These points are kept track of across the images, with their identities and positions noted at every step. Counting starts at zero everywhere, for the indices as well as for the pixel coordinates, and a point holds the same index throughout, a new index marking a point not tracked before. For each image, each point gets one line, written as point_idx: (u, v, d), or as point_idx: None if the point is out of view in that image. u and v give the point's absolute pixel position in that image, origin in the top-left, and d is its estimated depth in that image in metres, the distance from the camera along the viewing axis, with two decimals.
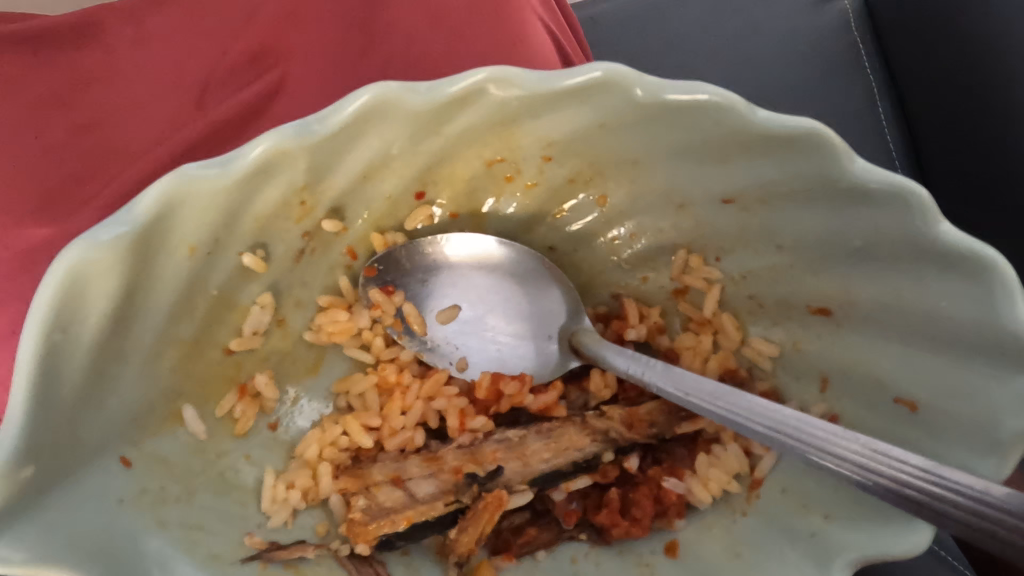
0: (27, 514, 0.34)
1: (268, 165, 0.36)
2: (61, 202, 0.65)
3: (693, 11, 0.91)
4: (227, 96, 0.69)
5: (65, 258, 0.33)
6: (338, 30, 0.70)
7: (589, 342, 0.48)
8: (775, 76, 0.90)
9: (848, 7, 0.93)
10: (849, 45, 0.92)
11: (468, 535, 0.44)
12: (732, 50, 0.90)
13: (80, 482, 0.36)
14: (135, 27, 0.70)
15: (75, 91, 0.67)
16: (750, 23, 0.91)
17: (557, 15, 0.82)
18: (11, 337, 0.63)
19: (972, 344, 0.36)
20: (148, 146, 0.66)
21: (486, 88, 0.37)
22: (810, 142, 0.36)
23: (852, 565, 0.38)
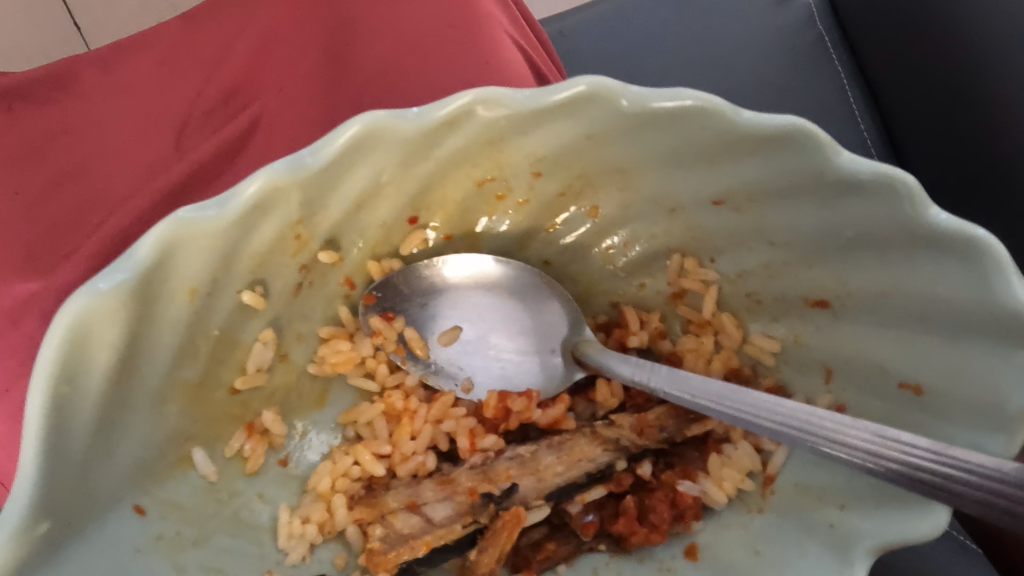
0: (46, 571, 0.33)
1: (263, 202, 0.36)
2: (46, 254, 0.64)
3: (661, 18, 0.93)
4: (206, 136, 0.70)
5: (68, 310, 0.33)
6: (315, 68, 0.72)
7: (592, 352, 0.48)
8: (748, 76, 0.91)
9: (811, 4, 0.95)
10: (815, 41, 0.94)
11: (489, 555, 0.44)
12: (704, 52, 0.91)
13: (97, 534, 0.36)
14: (110, 76, 0.71)
15: (52, 142, 0.68)
16: (719, 26, 0.92)
17: (528, 33, 0.83)
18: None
19: (971, 324, 0.37)
20: (130, 191, 0.67)
21: (474, 109, 0.37)
22: (793, 138, 0.37)
23: (872, 553, 0.38)
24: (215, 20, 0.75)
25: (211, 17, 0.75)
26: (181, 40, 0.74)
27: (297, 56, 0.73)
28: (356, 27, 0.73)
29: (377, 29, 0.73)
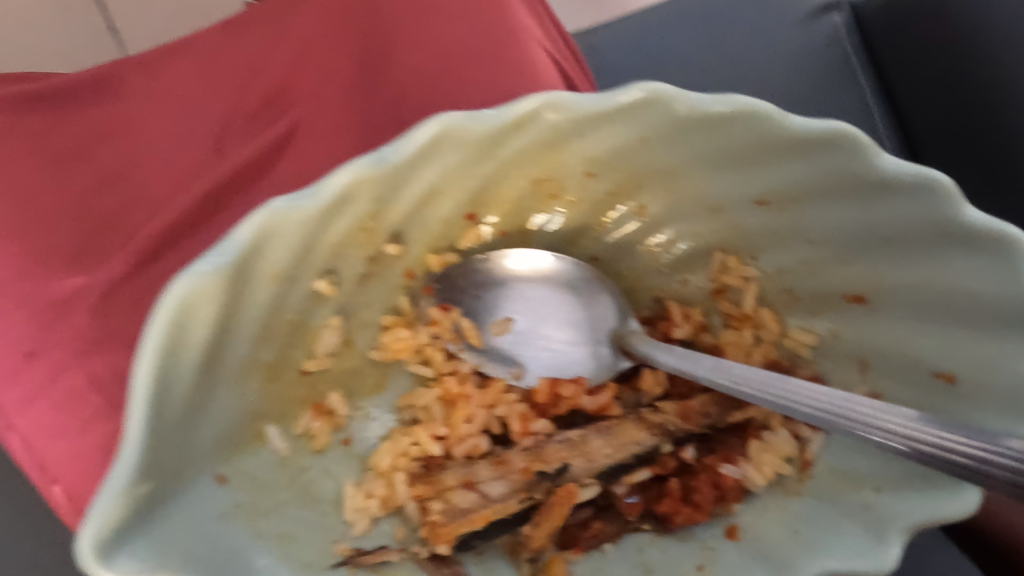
0: (143, 531, 0.35)
1: (348, 194, 0.39)
2: (95, 249, 0.67)
3: (691, 32, 0.96)
4: (246, 140, 0.73)
5: (174, 290, 0.36)
6: (359, 74, 0.75)
7: (638, 343, 0.51)
8: (775, 89, 0.94)
9: (839, 22, 0.98)
10: (842, 58, 0.97)
11: (542, 530, 0.48)
12: (733, 66, 0.94)
13: (185, 499, 0.38)
14: (155, 80, 0.74)
15: (97, 142, 0.71)
16: (749, 39, 0.95)
17: (559, 44, 0.86)
18: (46, 385, 0.63)
19: (1001, 317, 0.40)
20: (173, 191, 0.70)
21: (540, 112, 0.40)
22: (837, 142, 0.39)
23: (908, 531, 0.41)
24: (255, 28, 0.78)
25: (251, 24, 0.78)
26: (220, 45, 0.77)
27: (342, 64, 0.76)
28: (400, 34, 0.77)
29: (420, 37, 0.76)
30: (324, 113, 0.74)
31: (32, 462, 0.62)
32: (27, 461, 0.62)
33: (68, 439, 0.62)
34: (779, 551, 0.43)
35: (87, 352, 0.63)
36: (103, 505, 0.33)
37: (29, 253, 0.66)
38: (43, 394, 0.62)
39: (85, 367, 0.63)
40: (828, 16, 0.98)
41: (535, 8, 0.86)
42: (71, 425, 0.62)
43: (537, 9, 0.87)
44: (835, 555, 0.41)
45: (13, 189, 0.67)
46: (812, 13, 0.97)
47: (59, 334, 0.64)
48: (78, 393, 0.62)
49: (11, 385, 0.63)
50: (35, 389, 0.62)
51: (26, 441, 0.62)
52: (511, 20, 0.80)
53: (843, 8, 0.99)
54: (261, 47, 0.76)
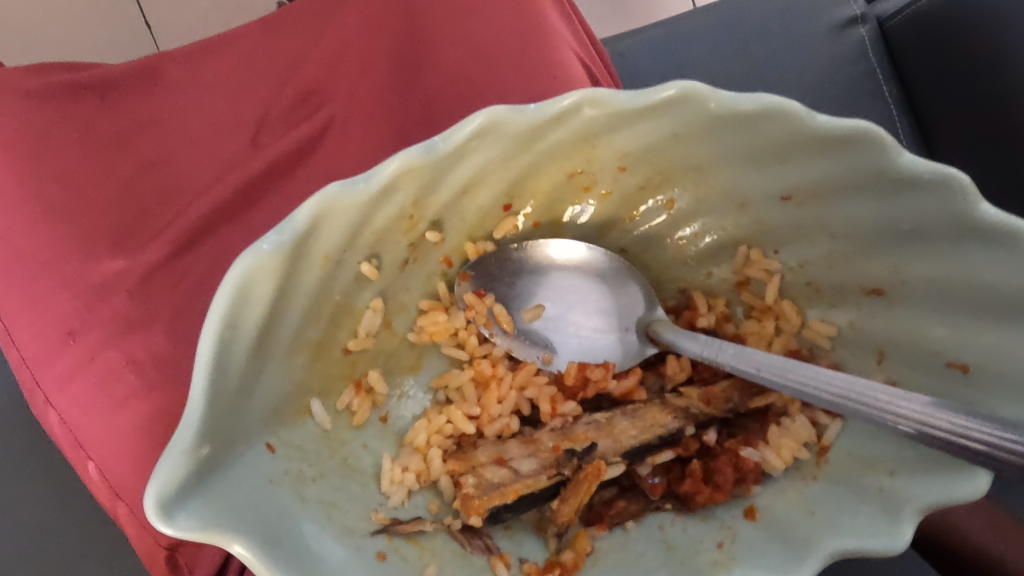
0: (202, 490, 0.38)
1: (397, 180, 0.42)
2: (136, 233, 0.70)
3: (718, 41, 1.00)
4: (281, 134, 0.77)
5: (239, 266, 0.39)
6: (394, 72, 0.78)
7: (664, 330, 0.54)
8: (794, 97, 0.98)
9: (866, 35, 1.02)
10: (867, 73, 1.02)
11: (569, 505, 0.50)
12: (759, 75, 0.99)
13: (238, 463, 0.41)
14: (193, 73, 0.77)
15: (139, 131, 0.73)
16: (773, 49, 1.00)
17: (588, 48, 0.88)
18: (86, 363, 0.66)
19: (1013, 308, 0.42)
20: (210, 181, 0.74)
21: (581, 108, 0.43)
22: (860, 140, 0.42)
23: (919, 513, 0.43)
24: (293, 26, 0.81)
25: (292, 22, 0.81)
26: (257, 40, 0.80)
27: (377, 60, 0.79)
28: (435, 32, 0.79)
29: (454, 36, 0.78)
30: (359, 108, 0.77)
31: (68, 438, 0.68)
32: (63, 437, 0.68)
33: (105, 415, 0.65)
34: (796, 530, 0.45)
35: (124, 333, 0.67)
36: (168, 466, 0.36)
37: (71, 236, 0.69)
38: (81, 373, 0.66)
39: (123, 348, 0.66)
40: (856, 29, 1.02)
41: (564, 9, 0.88)
42: (109, 404, 0.65)
43: (566, 10, 0.89)
44: (846, 533, 0.43)
45: (57, 173, 0.70)
46: (840, 26, 1.02)
47: (98, 316, 0.67)
48: (113, 373, 0.65)
49: (55, 362, 0.67)
50: (74, 367, 0.66)
51: (64, 419, 0.67)
52: (544, 20, 0.81)
53: (868, 22, 1.03)
54: (300, 46, 0.80)
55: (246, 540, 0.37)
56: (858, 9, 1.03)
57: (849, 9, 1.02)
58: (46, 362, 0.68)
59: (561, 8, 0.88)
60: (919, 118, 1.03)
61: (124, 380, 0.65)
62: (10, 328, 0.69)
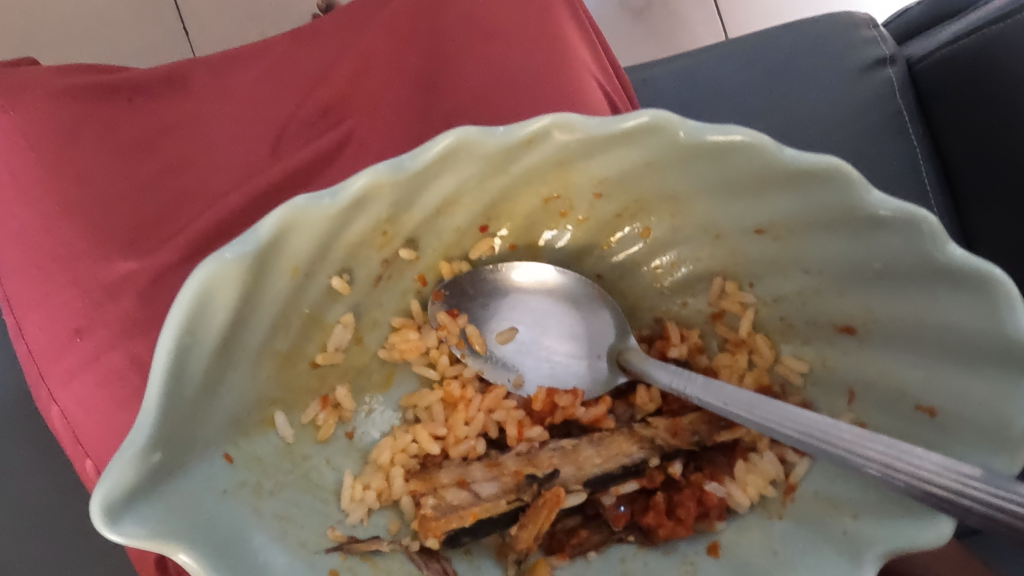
0: (149, 500, 0.37)
1: (366, 196, 0.42)
2: (149, 236, 0.70)
3: (741, 76, 1.01)
4: (303, 144, 0.76)
5: (199, 273, 0.39)
6: (404, 91, 0.78)
7: (635, 360, 0.53)
8: (810, 130, 1.00)
9: (894, 77, 1.01)
10: (894, 113, 1.01)
11: (527, 532, 0.49)
12: (779, 111, 1.00)
13: (190, 472, 0.40)
14: (222, 81, 0.78)
15: (163, 136, 0.73)
16: (794, 87, 1.01)
17: (612, 78, 0.88)
18: (90, 361, 0.66)
19: (984, 354, 0.41)
20: (228, 189, 0.73)
21: (551, 132, 0.43)
22: (828, 175, 0.42)
23: (881, 558, 0.42)
24: (321, 44, 0.81)
25: (320, 38, 0.82)
26: (288, 53, 0.81)
27: (393, 78, 0.79)
28: (452, 58, 0.79)
29: (470, 61, 0.79)
30: (369, 128, 0.77)
31: (69, 435, 0.68)
32: (63, 433, 0.68)
33: (109, 414, 0.66)
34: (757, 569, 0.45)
35: (131, 333, 0.67)
36: (115, 471, 0.36)
37: (85, 235, 0.68)
38: (85, 370, 0.66)
39: (128, 347, 0.66)
40: (884, 70, 1.01)
41: (589, 36, 0.89)
42: (109, 402, 0.65)
43: (590, 36, 0.89)
44: None
45: (77, 174, 0.69)
46: (867, 68, 1.01)
47: (106, 315, 0.67)
48: (117, 371, 0.65)
49: (60, 358, 0.67)
50: (78, 364, 0.67)
51: (65, 414, 0.67)
52: (564, 53, 0.81)
53: (897, 63, 1.02)
54: (325, 61, 0.80)
55: (194, 551, 0.37)
56: (887, 50, 1.02)
57: (879, 49, 1.01)
58: (52, 358, 0.68)
59: (584, 31, 0.88)
60: (946, 162, 1.03)
61: (126, 380, 0.65)
62: (18, 319, 0.70)
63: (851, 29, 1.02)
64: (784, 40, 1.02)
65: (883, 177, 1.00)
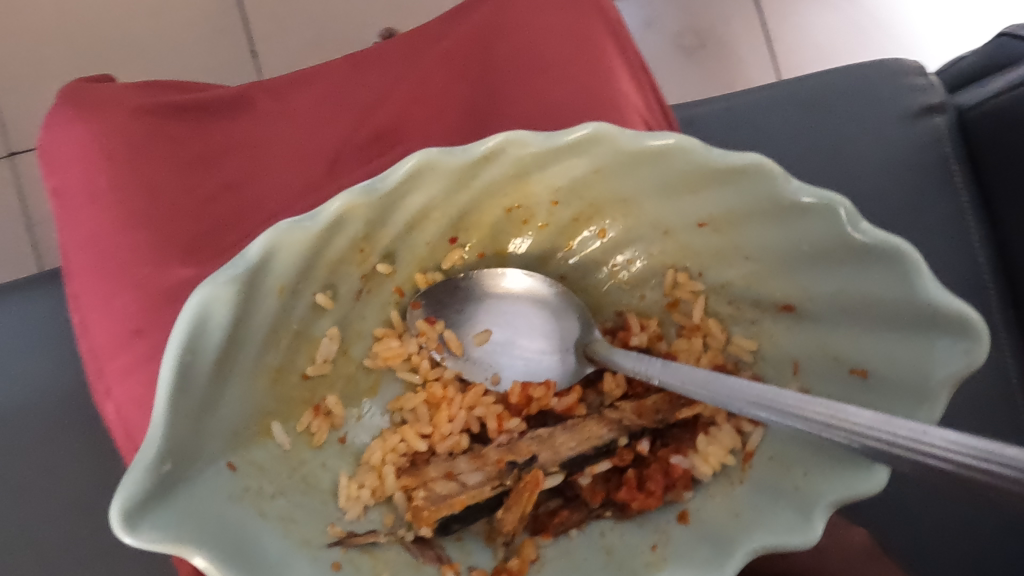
0: (163, 506, 0.41)
1: (342, 217, 0.46)
2: (206, 247, 0.73)
3: (792, 114, 1.02)
4: (357, 167, 0.79)
5: (194, 298, 0.43)
6: (454, 118, 0.81)
7: (601, 350, 0.58)
8: (854, 169, 1.00)
9: (942, 124, 1.02)
10: (939, 160, 1.02)
11: (511, 514, 0.53)
12: (827, 155, 1.00)
13: (197, 480, 0.44)
14: (282, 105, 0.81)
15: (226, 153, 0.77)
16: (839, 131, 1.01)
17: (660, 115, 0.89)
18: (149, 359, 0.70)
19: (902, 318, 0.46)
20: (283, 205, 0.76)
21: (505, 148, 0.47)
22: (753, 171, 0.47)
23: (829, 508, 0.46)
24: (378, 70, 0.84)
25: (375, 64, 0.85)
26: (347, 78, 0.83)
27: (444, 104, 0.81)
28: (503, 87, 0.83)
29: (518, 90, 0.83)
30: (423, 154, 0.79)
31: (122, 429, 0.70)
32: (119, 428, 0.71)
33: None
34: (724, 531, 0.49)
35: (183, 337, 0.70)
36: (129, 483, 0.40)
37: (150, 242, 0.72)
38: (140, 368, 0.70)
39: None
40: (932, 117, 1.02)
41: (638, 71, 0.90)
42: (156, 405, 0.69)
43: (641, 74, 0.90)
44: (766, 532, 0.47)
45: (146, 182, 0.74)
46: (916, 113, 1.02)
47: (163, 317, 0.71)
48: None
49: (118, 356, 0.71)
50: (133, 362, 0.70)
51: (120, 410, 0.70)
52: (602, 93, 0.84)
53: (946, 111, 1.03)
54: (380, 89, 0.82)
55: (208, 553, 0.41)
56: (936, 98, 1.03)
57: (927, 97, 1.03)
58: (112, 355, 0.71)
59: (635, 66, 0.90)
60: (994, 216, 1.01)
61: None
62: (82, 316, 0.73)
63: (899, 75, 1.03)
64: (830, 83, 1.02)
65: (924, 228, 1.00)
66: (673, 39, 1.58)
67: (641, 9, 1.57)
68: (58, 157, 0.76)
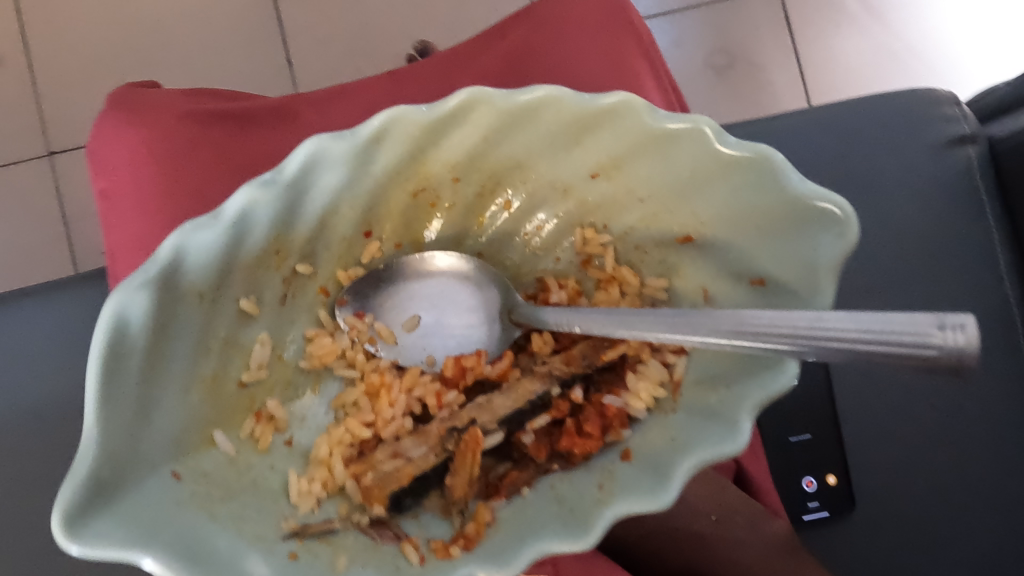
0: (104, 514, 0.43)
1: (247, 213, 0.49)
2: None
3: (821, 138, 1.02)
4: None
5: (109, 305, 0.44)
6: None
7: (524, 312, 0.59)
8: (876, 207, 0.98)
9: (974, 154, 0.99)
10: (968, 193, 0.98)
11: (460, 480, 0.55)
12: (854, 189, 0.99)
13: (137, 490, 0.45)
14: (323, 117, 0.88)
15: (262, 158, 0.85)
16: (863, 160, 1.00)
17: None
18: None
19: (782, 219, 0.49)
20: None
21: (391, 125, 0.50)
22: (619, 109, 0.51)
23: (756, 410, 0.48)
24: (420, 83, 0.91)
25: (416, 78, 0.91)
26: (388, 91, 0.90)
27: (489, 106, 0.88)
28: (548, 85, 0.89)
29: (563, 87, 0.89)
30: None
31: None
32: None
33: None
34: (661, 458, 0.50)
35: None
36: (66, 490, 0.42)
37: None
38: None
39: None
40: (963, 148, 1.00)
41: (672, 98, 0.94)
42: None
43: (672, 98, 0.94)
44: (699, 445, 0.48)
45: (185, 183, 0.83)
46: (946, 144, 1.00)
47: None
48: None
49: None
50: None
51: None
52: None
53: (979, 140, 1.00)
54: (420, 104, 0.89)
55: (158, 556, 0.43)
56: (966, 128, 1.00)
57: (958, 127, 1.01)
58: None
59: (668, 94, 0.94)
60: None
61: None
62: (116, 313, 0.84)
63: (931, 105, 1.02)
64: (860, 109, 1.02)
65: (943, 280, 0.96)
66: (705, 58, 1.61)
67: (673, 26, 1.61)
68: (110, 159, 0.87)
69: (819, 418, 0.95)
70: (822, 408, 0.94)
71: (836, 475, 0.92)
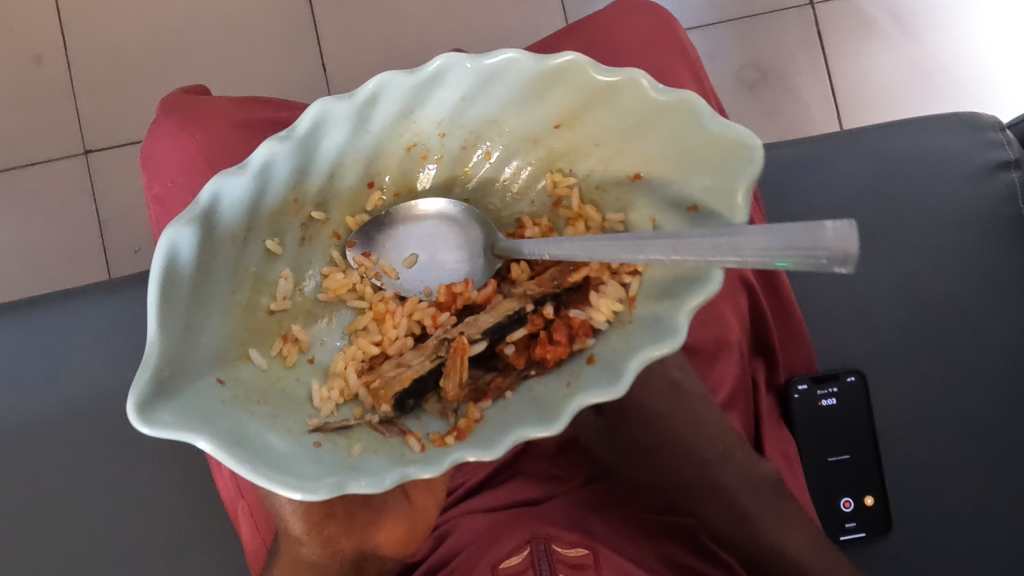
0: (166, 403, 0.54)
1: (270, 162, 0.60)
2: None
3: (861, 162, 1.23)
4: None
5: (164, 241, 0.56)
6: None
7: (504, 244, 0.69)
8: (898, 226, 1.21)
9: (1017, 178, 1.21)
10: (1013, 216, 1.20)
11: (453, 383, 0.66)
12: (874, 211, 1.22)
13: (191, 390, 0.57)
14: None
15: None
16: (892, 185, 1.22)
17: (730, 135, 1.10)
18: None
19: (707, 151, 0.59)
20: None
21: (383, 87, 0.62)
22: (569, 68, 0.62)
23: (690, 313, 0.59)
24: None
25: None
26: None
27: None
28: None
29: None
30: None
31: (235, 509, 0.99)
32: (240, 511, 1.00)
33: None
34: (616, 360, 0.60)
35: None
36: (139, 386, 0.53)
37: None
38: None
39: None
40: (1006, 172, 1.21)
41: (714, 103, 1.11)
42: None
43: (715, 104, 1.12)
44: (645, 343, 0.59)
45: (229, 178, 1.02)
46: (990, 169, 1.22)
47: None
48: None
49: None
50: None
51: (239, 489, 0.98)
52: None
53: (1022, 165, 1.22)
54: None
55: (209, 438, 0.54)
56: (1011, 154, 1.22)
57: (1005, 152, 1.22)
58: None
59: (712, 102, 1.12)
60: None
61: None
62: None
63: (979, 129, 1.23)
64: (891, 134, 1.24)
65: (951, 313, 1.19)
66: (737, 72, 1.80)
67: (706, 41, 1.80)
68: (168, 158, 1.06)
69: (858, 442, 1.17)
70: (856, 429, 1.17)
71: (874, 498, 1.14)
